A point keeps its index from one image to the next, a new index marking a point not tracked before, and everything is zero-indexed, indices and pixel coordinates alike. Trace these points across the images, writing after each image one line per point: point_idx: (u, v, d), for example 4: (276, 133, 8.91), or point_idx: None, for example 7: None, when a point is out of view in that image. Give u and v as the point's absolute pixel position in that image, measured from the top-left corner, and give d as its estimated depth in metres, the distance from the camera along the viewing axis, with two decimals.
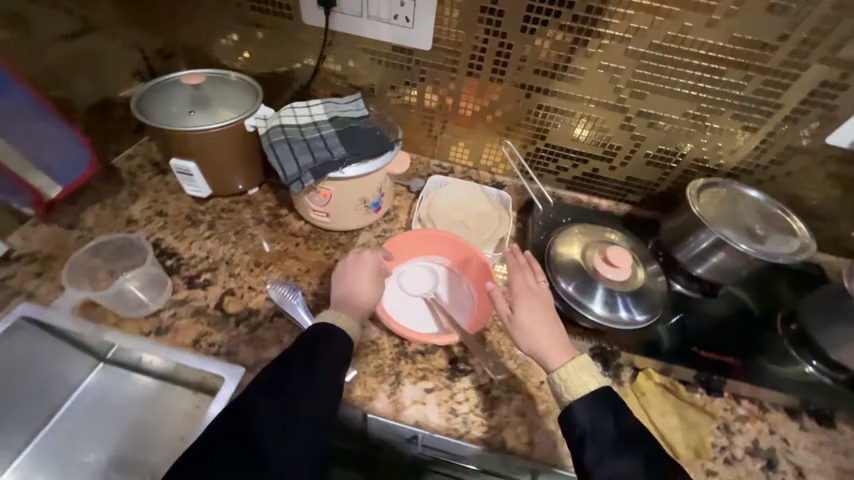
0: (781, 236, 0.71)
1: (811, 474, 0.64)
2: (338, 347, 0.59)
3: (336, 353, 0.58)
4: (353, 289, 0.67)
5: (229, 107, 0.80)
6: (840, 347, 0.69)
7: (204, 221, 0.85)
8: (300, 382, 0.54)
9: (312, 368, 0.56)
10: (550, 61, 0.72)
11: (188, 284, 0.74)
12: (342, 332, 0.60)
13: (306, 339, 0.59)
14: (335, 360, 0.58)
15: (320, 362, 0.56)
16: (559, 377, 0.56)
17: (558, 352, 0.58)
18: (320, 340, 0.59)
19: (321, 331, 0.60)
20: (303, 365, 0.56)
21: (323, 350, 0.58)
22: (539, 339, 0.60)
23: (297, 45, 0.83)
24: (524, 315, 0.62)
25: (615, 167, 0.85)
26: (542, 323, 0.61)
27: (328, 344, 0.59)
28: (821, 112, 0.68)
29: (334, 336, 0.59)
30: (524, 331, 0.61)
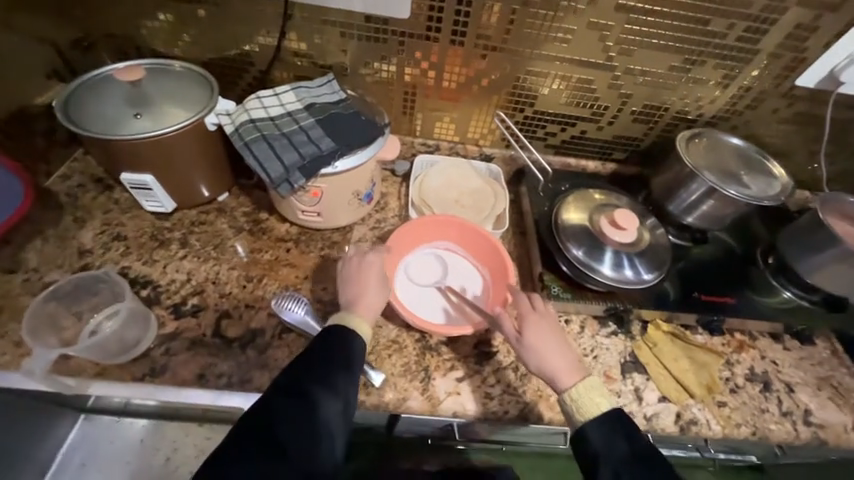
0: (763, 178, 0.75)
1: (798, 387, 0.73)
2: (354, 348, 0.56)
3: (352, 354, 0.55)
4: (362, 290, 0.63)
5: (181, 103, 0.68)
6: (815, 271, 0.75)
7: (174, 239, 0.75)
8: (318, 386, 0.51)
9: (329, 372, 0.52)
10: (539, 22, 0.69)
11: (175, 313, 0.67)
12: (353, 331, 0.57)
13: (321, 339, 0.56)
14: (352, 362, 0.55)
15: (338, 365, 0.53)
16: (570, 398, 0.56)
17: (568, 372, 0.58)
18: (336, 342, 0.55)
19: (334, 333, 0.56)
20: (320, 369, 0.52)
21: (340, 350, 0.55)
22: (550, 359, 0.59)
23: (251, 23, 0.72)
24: (533, 336, 0.61)
25: (602, 128, 0.85)
26: (553, 344, 0.60)
27: (345, 345, 0.55)
28: (794, 55, 0.70)
29: (350, 337, 0.56)
30: (534, 351, 0.60)
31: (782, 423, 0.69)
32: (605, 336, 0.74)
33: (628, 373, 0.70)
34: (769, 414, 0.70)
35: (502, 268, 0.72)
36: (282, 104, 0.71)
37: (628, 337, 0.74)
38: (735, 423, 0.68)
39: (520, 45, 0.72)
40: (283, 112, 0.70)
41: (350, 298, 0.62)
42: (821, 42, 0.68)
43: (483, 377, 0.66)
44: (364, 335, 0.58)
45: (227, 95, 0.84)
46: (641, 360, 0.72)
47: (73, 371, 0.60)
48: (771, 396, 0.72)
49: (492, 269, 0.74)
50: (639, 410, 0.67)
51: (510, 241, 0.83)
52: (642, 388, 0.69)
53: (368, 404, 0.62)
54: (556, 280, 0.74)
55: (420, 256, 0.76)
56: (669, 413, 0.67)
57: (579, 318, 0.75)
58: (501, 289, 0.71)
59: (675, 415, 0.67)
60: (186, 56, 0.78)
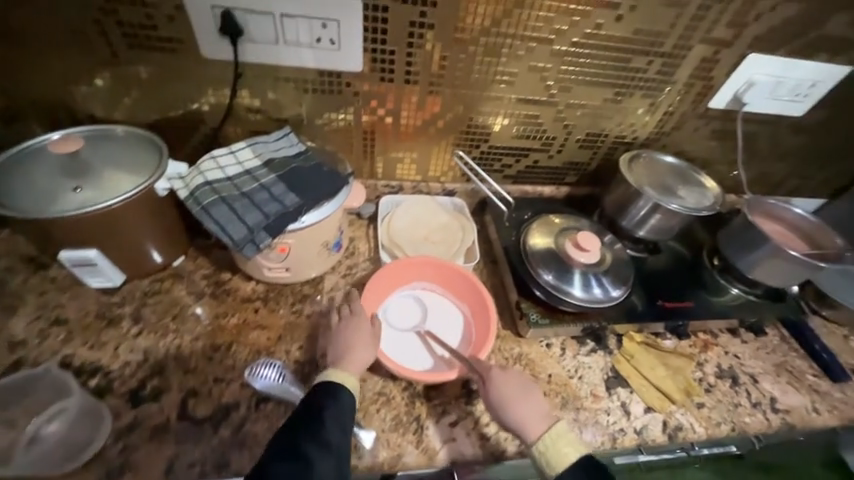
0: (698, 191, 0.83)
1: (761, 377, 0.79)
2: (344, 403, 0.55)
3: (343, 409, 0.54)
4: (349, 342, 0.62)
5: (127, 170, 0.64)
6: (754, 267, 0.83)
7: (125, 315, 0.69)
8: (312, 445, 0.49)
9: (322, 429, 0.51)
10: (484, 68, 0.74)
11: (132, 401, 0.60)
12: (341, 388, 0.56)
13: (314, 396, 0.54)
14: (344, 416, 0.53)
15: (330, 420, 0.52)
16: (541, 450, 0.56)
17: (537, 422, 0.58)
18: (324, 398, 0.54)
19: (323, 389, 0.55)
20: (313, 428, 0.51)
21: (331, 407, 0.53)
22: (518, 413, 0.58)
23: (198, 83, 0.71)
24: (498, 392, 0.60)
25: (553, 156, 0.91)
26: (518, 396, 0.60)
27: (334, 401, 0.54)
28: (703, 84, 0.81)
29: (338, 392, 0.55)
30: (501, 407, 0.59)
31: (755, 414, 0.73)
32: (585, 354, 0.76)
33: (612, 388, 0.72)
34: (742, 407, 0.74)
35: (482, 306, 0.73)
36: (240, 161, 0.69)
37: (607, 353, 0.77)
38: (715, 423, 0.71)
39: (470, 89, 0.76)
40: (241, 170, 0.68)
41: (339, 353, 0.61)
42: (724, 71, 0.78)
43: (476, 418, 0.65)
44: (350, 386, 0.57)
45: (176, 155, 0.80)
46: (622, 373, 0.74)
47: None
48: (741, 390, 0.76)
49: (473, 307, 0.74)
50: (629, 425, 0.69)
51: (483, 270, 0.85)
52: (628, 402, 0.71)
53: (362, 468, 0.58)
54: (533, 306, 0.75)
55: (400, 300, 0.75)
56: (656, 423, 0.70)
57: (558, 340, 0.77)
58: (483, 327, 0.71)
59: (662, 424, 0.70)
60: (129, 120, 0.74)
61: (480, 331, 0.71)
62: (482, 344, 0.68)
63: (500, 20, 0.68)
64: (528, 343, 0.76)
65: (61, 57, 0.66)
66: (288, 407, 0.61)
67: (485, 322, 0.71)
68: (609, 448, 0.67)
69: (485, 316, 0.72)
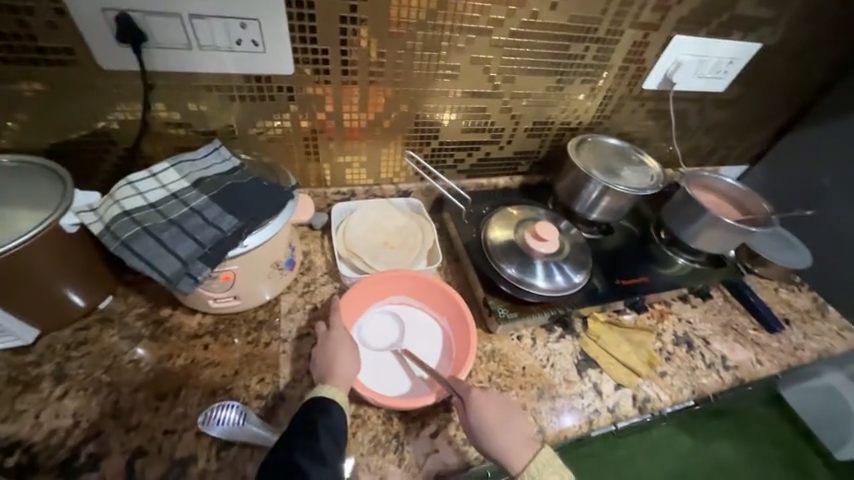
0: (642, 170, 0.87)
1: (711, 338, 0.84)
2: (336, 416, 0.52)
3: (336, 422, 0.51)
4: (336, 358, 0.59)
5: (22, 208, 0.54)
6: (697, 237, 0.88)
7: (44, 375, 0.59)
8: (308, 457, 0.46)
9: (317, 441, 0.48)
10: (425, 63, 0.71)
11: (64, 474, 0.52)
12: (332, 400, 0.54)
13: (301, 413, 0.52)
14: (337, 431, 0.51)
15: (324, 433, 0.49)
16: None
17: (522, 449, 0.56)
18: (318, 412, 0.51)
19: (315, 404, 0.53)
20: (306, 440, 0.48)
21: (322, 419, 0.51)
22: (502, 436, 0.56)
23: (101, 99, 0.61)
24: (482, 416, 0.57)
25: (503, 147, 0.90)
26: (502, 420, 0.57)
27: (326, 415, 0.52)
28: (636, 67, 0.83)
29: (329, 407, 0.53)
30: (484, 433, 0.57)
31: (711, 374, 0.79)
32: (555, 341, 0.77)
33: (584, 371, 0.74)
34: (699, 370, 0.79)
35: (461, 317, 0.71)
36: (163, 184, 0.61)
37: (574, 336, 0.79)
38: (678, 388, 0.75)
39: (413, 86, 0.73)
40: (166, 195, 0.60)
41: (326, 369, 0.58)
42: (654, 53, 0.82)
43: (457, 425, 0.63)
44: (341, 401, 0.55)
45: (86, 182, 0.70)
46: (591, 355, 0.76)
47: None
48: (696, 353, 0.81)
49: (451, 318, 0.73)
50: (603, 405, 0.71)
51: (447, 270, 0.84)
52: (599, 382, 0.73)
53: None
54: (500, 301, 0.74)
55: (375, 318, 0.72)
56: (627, 398, 0.72)
57: (528, 331, 0.77)
58: (462, 340, 0.69)
59: (632, 398, 0.72)
60: (19, 147, 0.63)
61: (459, 344, 0.70)
62: (462, 359, 0.66)
63: (436, 12, 0.65)
64: (500, 338, 0.75)
65: None
66: (254, 449, 0.56)
67: (464, 334, 0.69)
68: (586, 430, 0.68)
69: (464, 327, 0.70)
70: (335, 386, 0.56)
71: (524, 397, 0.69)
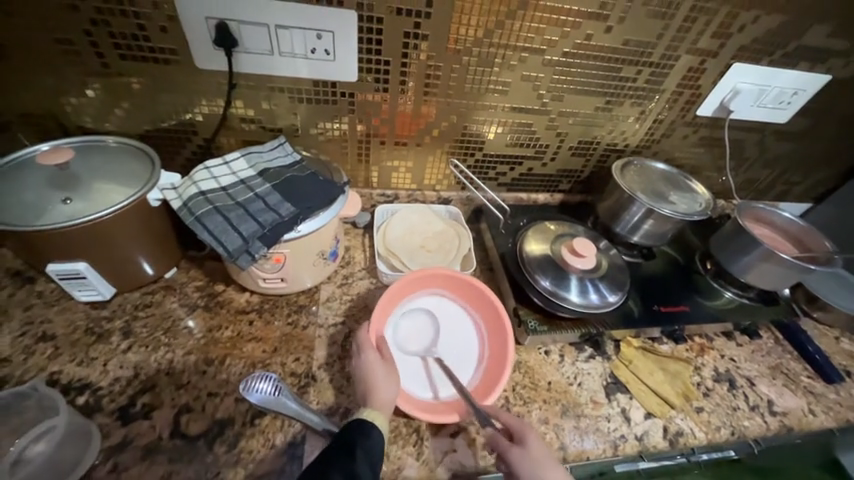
0: (690, 196, 0.85)
1: (757, 379, 0.79)
2: (375, 442, 0.52)
3: (374, 449, 0.51)
4: (376, 380, 0.59)
5: (118, 182, 0.63)
6: (747, 271, 0.84)
7: (114, 329, 0.67)
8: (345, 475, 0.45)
9: (355, 462, 0.47)
10: (478, 78, 0.74)
11: (122, 419, 0.58)
12: (373, 424, 0.53)
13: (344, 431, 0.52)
14: (374, 459, 0.50)
15: (362, 456, 0.49)
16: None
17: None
18: (357, 433, 0.51)
19: (355, 425, 0.52)
20: (345, 456, 0.48)
21: (364, 442, 0.50)
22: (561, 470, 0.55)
23: (191, 94, 0.70)
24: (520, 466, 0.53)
25: (546, 163, 0.92)
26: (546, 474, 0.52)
27: (366, 438, 0.51)
28: (690, 92, 0.83)
29: (369, 430, 0.52)
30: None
31: (753, 418, 0.73)
32: (584, 361, 0.76)
33: (612, 395, 0.72)
34: (740, 411, 0.74)
35: (496, 318, 0.72)
36: (233, 171, 0.69)
37: (605, 358, 0.77)
38: (715, 427, 0.71)
39: (464, 99, 0.77)
40: (235, 180, 0.67)
41: (367, 390, 0.59)
42: (710, 80, 0.81)
43: (476, 428, 0.64)
44: (381, 427, 0.54)
45: (168, 165, 0.80)
46: (621, 379, 0.74)
47: None
48: (738, 393, 0.76)
49: (485, 318, 0.74)
50: (630, 431, 0.68)
51: (480, 277, 0.85)
52: (628, 408, 0.71)
53: None
54: (531, 313, 0.75)
55: (410, 313, 0.74)
56: (657, 428, 0.69)
57: (557, 347, 0.77)
58: (496, 341, 0.71)
59: (663, 430, 0.69)
60: (121, 130, 0.73)
61: (493, 344, 0.71)
62: (499, 362, 0.68)
63: (492, 31, 0.69)
64: (527, 350, 0.75)
65: (52, 67, 0.65)
66: (285, 421, 0.60)
67: (499, 336, 0.71)
68: (610, 455, 0.66)
69: (499, 329, 0.71)
70: (376, 410, 0.56)
71: (547, 411, 0.68)
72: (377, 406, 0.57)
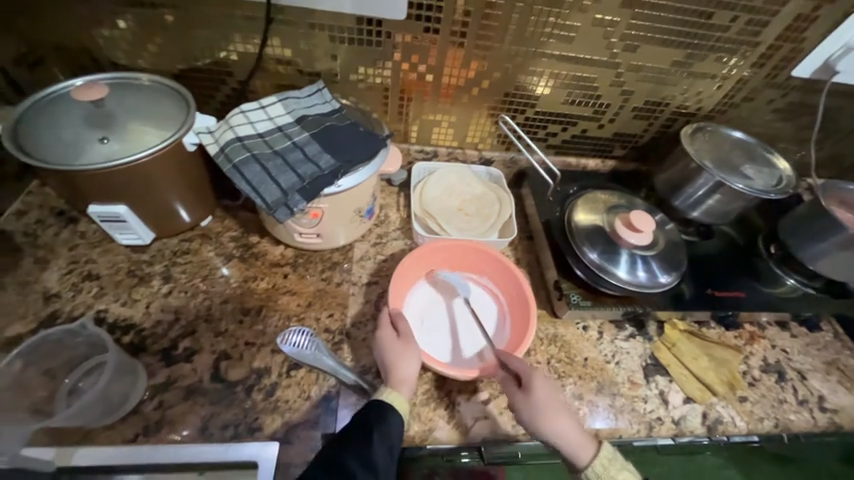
0: (766, 170, 0.75)
1: (809, 374, 0.74)
2: (394, 426, 0.51)
3: (392, 434, 0.50)
4: (394, 359, 0.57)
5: (153, 123, 0.60)
6: (819, 259, 0.76)
7: (154, 273, 0.68)
8: (358, 465, 0.47)
9: (370, 451, 0.48)
10: (540, 20, 0.65)
11: (165, 359, 0.60)
12: (393, 407, 0.52)
13: (362, 411, 0.52)
14: (392, 443, 0.50)
15: (379, 442, 0.49)
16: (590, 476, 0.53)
17: (579, 450, 0.54)
18: (375, 416, 0.51)
19: (374, 405, 0.52)
20: (360, 444, 0.49)
21: (380, 428, 0.50)
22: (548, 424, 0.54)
23: (227, 29, 0.65)
24: (531, 403, 0.55)
25: (604, 125, 0.83)
26: (558, 415, 0.55)
27: (383, 422, 0.51)
28: (791, 47, 0.70)
29: (388, 413, 0.52)
30: (545, 415, 0.55)
31: (801, 412, 0.69)
32: (624, 340, 0.73)
33: (651, 376, 0.69)
34: (787, 404, 0.70)
35: (510, 276, 0.70)
36: (270, 117, 0.65)
37: (647, 339, 0.73)
38: (758, 418, 0.68)
39: (522, 45, 0.69)
40: (273, 127, 0.64)
41: (389, 367, 0.57)
42: (819, 32, 0.68)
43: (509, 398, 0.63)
44: (402, 410, 0.53)
45: (202, 109, 0.76)
46: (662, 362, 0.71)
47: (52, 440, 0.53)
48: (787, 386, 0.72)
49: (498, 281, 0.72)
50: (667, 414, 0.66)
51: (519, 246, 0.81)
52: (667, 391, 0.68)
53: None
54: (574, 287, 0.71)
55: (420, 290, 0.71)
56: (695, 414, 0.66)
57: (596, 323, 0.73)
58: (516, 298, 0.70)
59: (701, 416, 0.66)
60: (154, 68, 0.69)
61: (512, 302, 0.70)
62: (522, 317, 0.67)
63: None
64: (564, 324, 0.72)
65: None
66: (319, 376, 0.60)
67: (517, 292, 0.69)
68: (644, 436, 0.64)
69: (515, 284, 0.70)
70: (396, 390, 0.55)
71: (582, 387, 0.66)
72: (397, 385, 0.55)
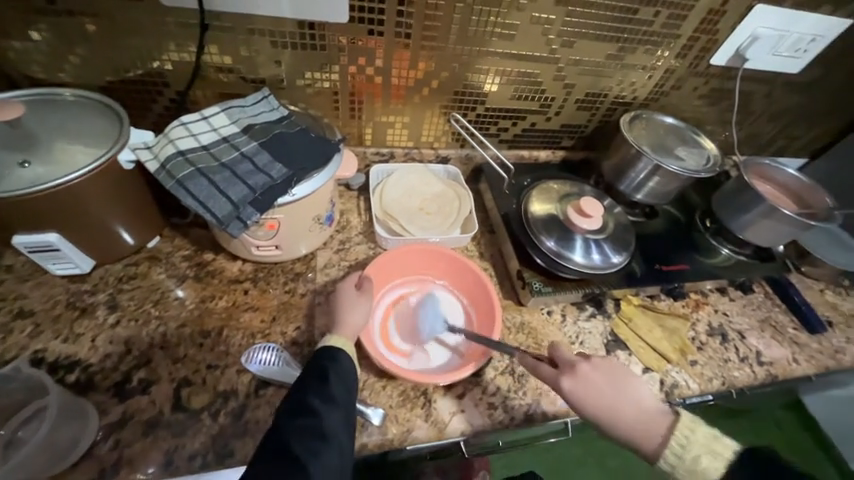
0: (696, 151, 0.82)
1: (747, 332, 0.82)
2: (345, 364, 0.52)
3: (345, 369, 0.52)
4: (347, 309, 0.59)
5: (81, 142, 0.55)
6: (747, 228, 0.84)
7: (98, 303, 0.63)
8: (319, 399, 0.47)
9: (328, 385, 0.49)
10: (482, 20, 0.67)
11: (119, 394, 0.56)
12: (342, 349, 0.53)
13: (311, 359, 0.52)
14: (348, 378, 0.51)
15: (335, 377, 0.50)
16: (666, 467, 0.53)
17: (657, 422, 0.55)
18: (327, 360, 0.52)
19: (322, 352, 0.53)
20: (316, 383, 0.49)
21: (333, 366, 0.51)
22: (617, 416, 0.56)
23: (158, 38, 0.61)
24: (588, 407, 0.56)
25: (551, 118, 0.87)
26: (618, 404, 0.56)
27: (335, 362, 0.52)
28: (707, 38, 0.77)
29: (338, 355, 0.53)
30: (601, 414, 0.56)
31: (743, 368, 0.76)
32: (585, 320, 0.77)
33: (612, 351, 0.74)
34: (731, 362, 0.77)
35: (478, 285, 0.71)
36: (214, 128, 0.62)
37: (606, 317, 0.78)
38: (708, 378, 0.74)
39: (467, 44, 0.70)
40: (217, 138, 0.61)
41: (340, 315, 0.59)
42: (729, 24, 0.75)
43: (483, 389, 0.64)
44: (349, 351, 0.54)
45: (138, 123, 0.71)
46: (621, 337, 0.75)
47: None
48: (730, 346, 0.79)
49: (468, 289, 0.73)
50: None
51: (481, 240, 0.83)
52: (627, 364, 0.73)
53: (372, 446, 0.57)
54: (535, 275, 0.74)
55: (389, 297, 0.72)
56: (654, 382, 0.71)
57: (559, 307, 0.77)
58: (481, 299, 0.71)
59: (659, 383, 0.71)
60: (77, 82, 0.64)
61: (480, 310, 0.71)
62: (486, 325, 0.68)
63: None
64: (529, 312, 0.75)
65: None
66: None
67: (485, 299, 0.70)
68: None
69: (478, 287, 0.72)
70: (341, 336, 0.56)
71: None
72: (343, 332, 0.57)
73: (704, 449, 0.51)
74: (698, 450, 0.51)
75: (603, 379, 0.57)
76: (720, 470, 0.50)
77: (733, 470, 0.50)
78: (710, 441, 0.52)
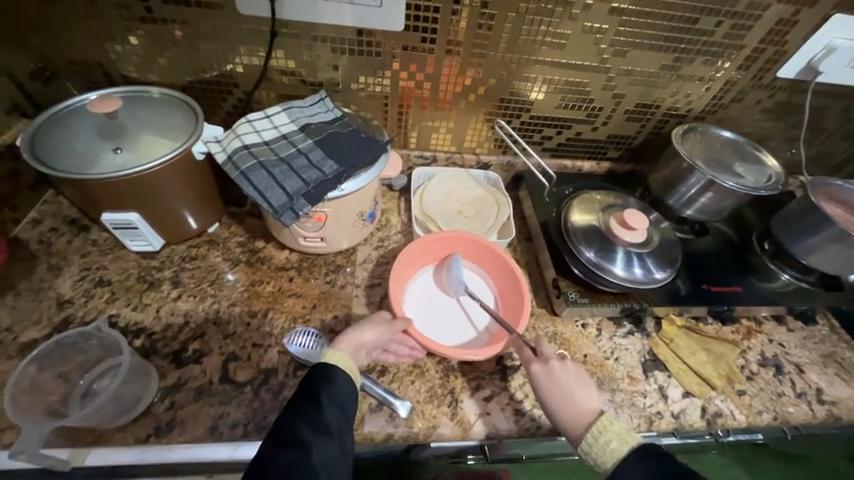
0: (757, 168, 0.78)
1: (806, 367, 0.75)
2: (340, 383, 0.52)
3: (341, 393, 0.51)
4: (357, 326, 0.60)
5: (163, 134, 0.62)
6: (811, 253, 0.78)
7: (164, 278, 0.70)
8: (312, 430, 0.47)
9: (322, 413, 0.49)
10: (533, 28, 0.68)
11: (176, 362, 0.62)
12: (342, 370, 0.53)
13: (305, 380, 0.52)
14: (344, 400, 0.51)
15: (329, 404, 0.50)
16: (585, 449, 0.53)
17: (581, 420, 0.55)
18: (322, 378, 0.52)
19: (318, 371, 0.52)
20: (310, 410, 0.49)
21: (328, 392, 0.51)
22: (554, 403, 0.57)
23: (233, 44, 0.68)
24: (537, 384, 0.59)
25: (597, 128, 0.85)
26: (563, 398, 0.57)
27: (330, 382, 0.52)
28: (774, 50, 0.73)
29: (333, 374, 0.52)
30: (553, 403, 0.57)
31: (799, 405, 0.70)
32: (622, 336, 0.74)
33: (650, 371, 0.70)
34: (786, 397, 0.70)
35: (500, 262, 0.73)
36: (275, 126, 0.68)
37: (645, 335, 0.75)
38: (757, 411, 0.68)
39: (516, 53, 0.71)
40: (278, 135, 0.67)
41: (348, 331, 0.59)
42: (801, 34, 0.71)
43: (510, 394, 0.64)
44: (346, 367, 0.54)
45: (209, 119, 0.79)
46: (660, 358, 0.72)
47: (69, 439, 0.55)
48: (785, 379, 0.73)
49: (491, 269, 0.74)
50: (666, 409, 0.67)
51: (517, 246, 0.83)
52: (666, 386, 0.69)
53: (398, 437, 0.59)
54: (572, 285, 0.73)
55: (413, 287, 0.71)
56: (695, 408, 0.67)
57: (594, 321, 0.75)
58: (502, 273, 0.73)
59: (701, 409, 0.67)
60: (164, 82, 0.73)
61: (504, 284, 0.73)
62: (514, 297, 0.70)
63: None
64: (563, 322, 0.74)
65: (96, 11, 0.63)
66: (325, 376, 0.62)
67: (507, 273, 0.72)
68: (644, 430, 0.65)
69: (500, 265, 0.73)
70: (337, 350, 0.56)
71: None
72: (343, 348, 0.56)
73: (616, 436, 0.52)
74: (610, 435, 0.52)
75: (564, 366, 0.59)
76: (623, 456, 0.51)
77: (633, 458, 0.50)
78: (623, 431, 0.53)
